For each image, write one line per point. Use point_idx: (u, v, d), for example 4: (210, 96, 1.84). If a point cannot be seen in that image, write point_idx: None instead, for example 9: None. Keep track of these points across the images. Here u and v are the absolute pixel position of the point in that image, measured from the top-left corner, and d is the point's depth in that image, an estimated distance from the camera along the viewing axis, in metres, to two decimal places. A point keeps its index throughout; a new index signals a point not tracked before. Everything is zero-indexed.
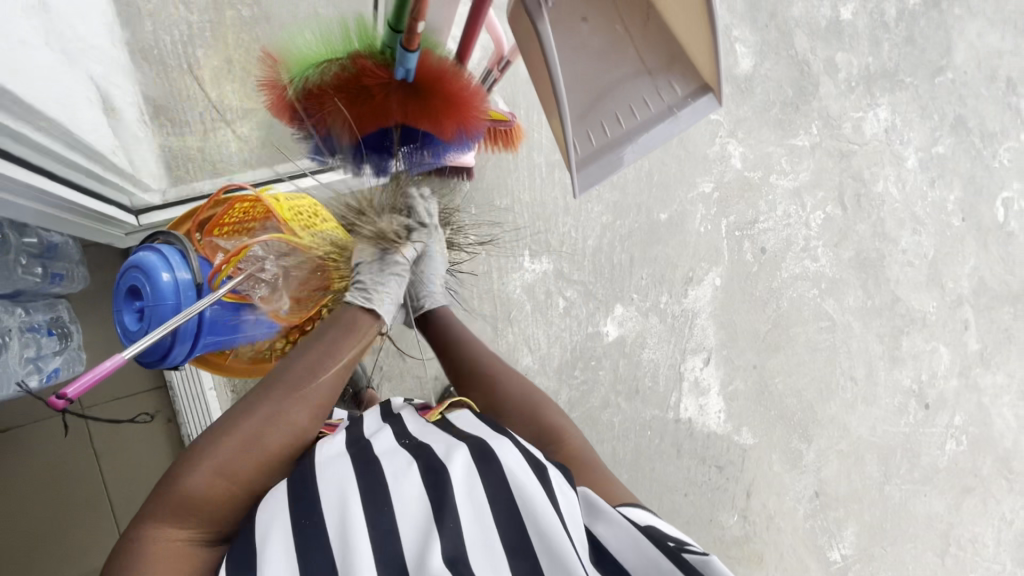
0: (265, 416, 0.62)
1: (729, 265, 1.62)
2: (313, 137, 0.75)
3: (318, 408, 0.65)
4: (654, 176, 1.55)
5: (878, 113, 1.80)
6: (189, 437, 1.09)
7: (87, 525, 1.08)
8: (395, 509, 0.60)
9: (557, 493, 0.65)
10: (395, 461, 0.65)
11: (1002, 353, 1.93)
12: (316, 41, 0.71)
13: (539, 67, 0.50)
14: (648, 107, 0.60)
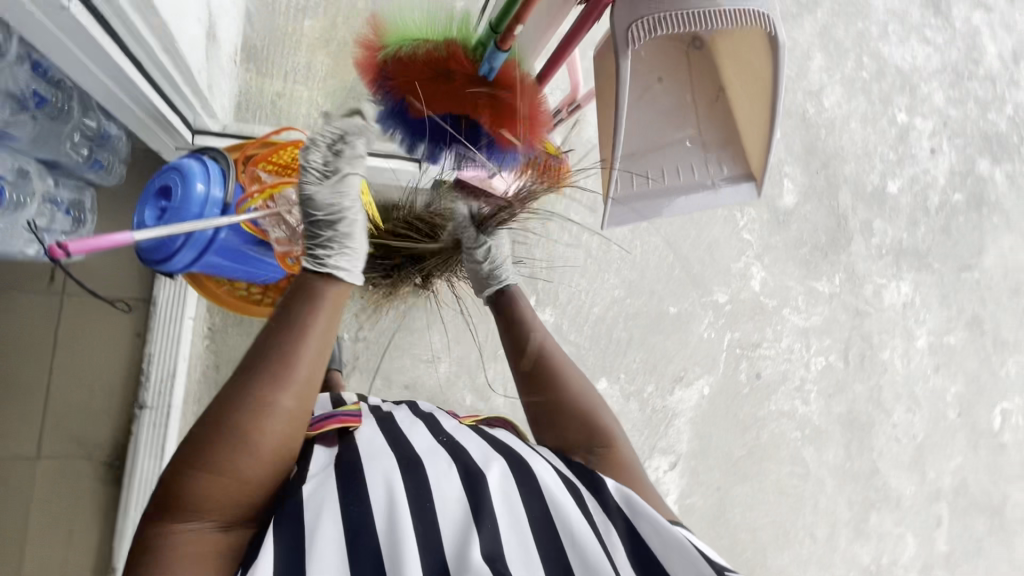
0: (249, 408, 0.58)
1: (722, 379, 1.62)
2: (383, 105, 0.78)
3: (301, 392, 0.62)
4: (675, 270, 1.58)
5: (901, 286, 1.84)
6: (147, 359, 1.07)
7: (15, 412, 1.03)
8: (438, 506, 0.67)
9: (590, 506, 0.71)
10: (432, 464, 0.72)
11: (968, 564, 1.85)
12: (421, 20, 0.77)
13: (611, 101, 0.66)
14: (693, 174, 0.73)
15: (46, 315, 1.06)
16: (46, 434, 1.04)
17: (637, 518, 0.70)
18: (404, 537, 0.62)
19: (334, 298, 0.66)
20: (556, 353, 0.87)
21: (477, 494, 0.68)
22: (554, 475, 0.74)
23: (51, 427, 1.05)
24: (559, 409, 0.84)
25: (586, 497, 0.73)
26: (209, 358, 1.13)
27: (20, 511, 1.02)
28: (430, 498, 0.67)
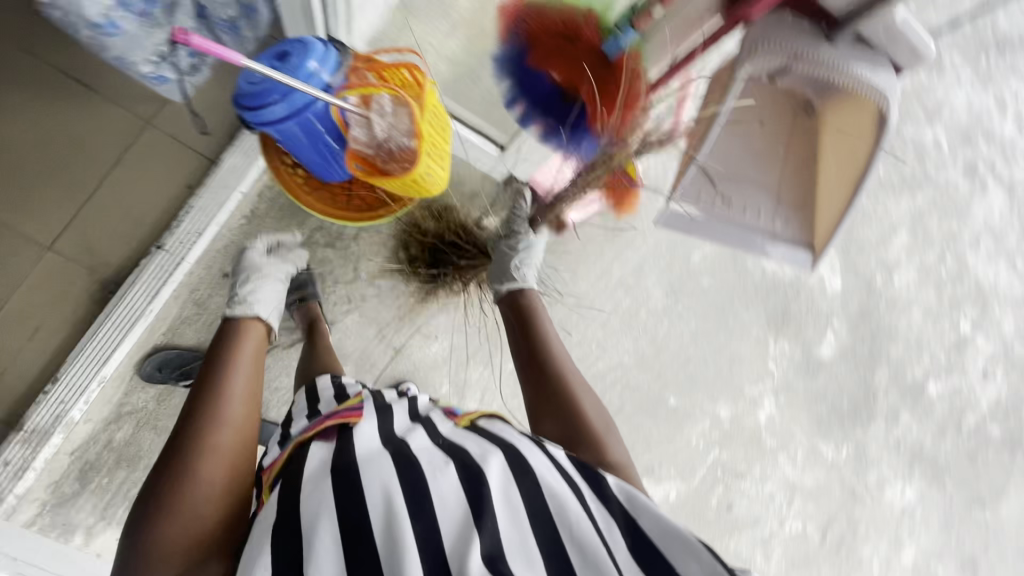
0: (201, 450, 0.67)
1: (692, 491, 1.56)
2: (504, 45, 0.79)
3: (241, 431, 0.72)
4: (689, 366, 1.54)
5: (906, 489, 1.73)
6: (188, 210, 1.11)
7: (54, 199, 1.07)
8: (437, 507, 0.60)
9: (591, 501, 0.65)
10: (427, 458, 0.66)
11: None
12: None
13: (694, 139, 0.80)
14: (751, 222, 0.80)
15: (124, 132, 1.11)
16: (67, 231, 1.07)
17: (641, 513, 0.64)
18: (403, 538, 0.56)
19: (253, 343, 0.84)
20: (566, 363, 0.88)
21: (478, 489, 0.62)
22: (552, 466, 0.68)
23: (75, 227, 1.08)
24: (558, 401, 0.84)
25: (589, 494, 0.67)
26: (239, 236, 1.15)
27: (9, 288, 1.03)
28: (428, 497, 0.61)
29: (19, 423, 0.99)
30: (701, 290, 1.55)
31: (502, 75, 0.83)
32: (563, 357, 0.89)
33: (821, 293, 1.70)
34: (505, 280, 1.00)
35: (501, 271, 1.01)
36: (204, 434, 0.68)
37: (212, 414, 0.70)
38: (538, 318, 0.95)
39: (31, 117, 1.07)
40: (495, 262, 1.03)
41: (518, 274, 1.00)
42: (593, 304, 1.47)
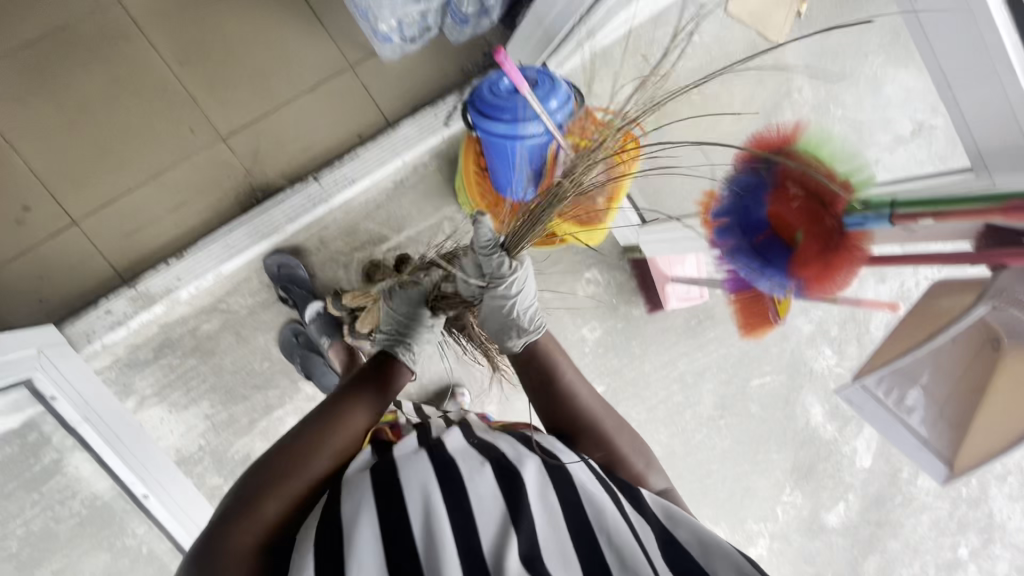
0: (320, 445, 0.68)
1: None
2: (744, 176, 0.74)
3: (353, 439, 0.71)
4: (707, 478, 1.56)
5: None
6: (352, 155, 1.17)
7: (244, 99, 1.13)
8: (473, 500, 0.61)
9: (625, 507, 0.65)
10: (460, 449, 0.67)
11: None
12: (844, 149, 0.67)
13: (915, 332, 0.61)
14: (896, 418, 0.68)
15: (329, 66, 1.18)
16: (244, 132, 1.13)
17: (680, 524, 0.63)
18: (441, 534, 0.57)
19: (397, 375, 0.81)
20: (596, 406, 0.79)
21: (514, 488, 0.63)
22: (591, 472, 0.68)
23: (251, 131, 1.13)
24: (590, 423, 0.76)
25: (627, 502, 0.66)
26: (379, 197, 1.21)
27: (174, 159, 1.09)
28: (464, 489, 0.62)
29: (134, 281, 1.05)
30: (746, 415, 1.58)
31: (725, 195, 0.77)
32: (592, 397, 0.79)
33: (848, 466, 1.69)
34: (509, 337, 0.80)
35: (503, 328, 0.80)
36: (310, 453, 0.67)
37: (327, 438, 0.69)
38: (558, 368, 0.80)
39: (258, 17, 1.12)
40: (492, 320, 0.80)
41: (526, 325, 0.80)
42: (649, 385, 1.49)
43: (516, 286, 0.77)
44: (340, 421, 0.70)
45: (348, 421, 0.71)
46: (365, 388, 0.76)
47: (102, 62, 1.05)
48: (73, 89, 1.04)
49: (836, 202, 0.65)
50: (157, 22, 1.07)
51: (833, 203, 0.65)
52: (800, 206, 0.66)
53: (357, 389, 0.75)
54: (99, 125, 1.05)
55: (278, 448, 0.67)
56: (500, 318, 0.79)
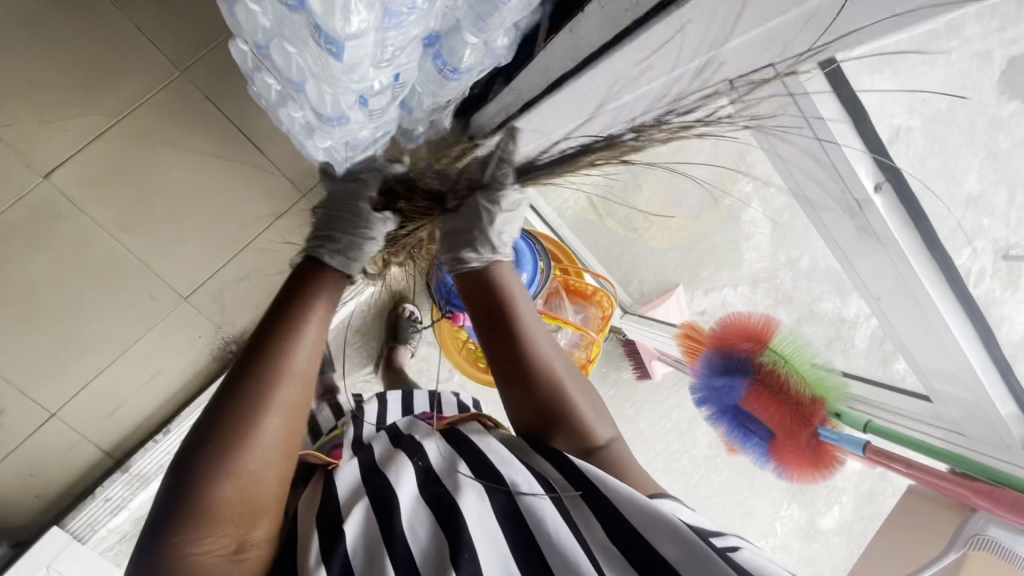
0: (274, 410, 0.58)
1: None
2: (710, 367, 0.74)
3: (303, 383, 0.61)
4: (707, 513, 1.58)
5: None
6: None
7: (199, 254, 1.09)
8: (406, 534, 0.59)
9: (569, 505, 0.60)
10: (400, 482, 0.65)
11: None
12: (817, 362, 0.67)
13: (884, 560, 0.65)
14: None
15: (289, 202, 1.13)
16: (206, 287, 1.10)
17: (618, 494, 0.57)
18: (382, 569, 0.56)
19: (328, 286, 0.68)
20: (547, 352, 0.70)
21: (449, 514, 0.60)
22: (530, 474, 0.63)
23: (214, 284, 1.11)
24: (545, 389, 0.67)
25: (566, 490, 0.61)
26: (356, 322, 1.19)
27: (141, 329, 1.06)
28: (400, 533, 0.59)
29: (123, 462, 1.06)
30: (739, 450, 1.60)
31: (701, 372, 0.77)
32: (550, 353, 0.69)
33: None
34: (467, 249, 0.71)
35: (467, 235, 0.72)
36: (252, 424, 0.56)
37: (265, 407, 0.57)
38: (512, 311, 0.70)
39: (197, 163, 1.05)
40: (463, 219, 0.73)
41: (494, 242, 0.71)
42: (642, 443, 1.53)
43: (504, 202, 0.72)
44: (275, 382, 0.58)
45: (288, 370, 0.60)
46: (299, 328, 0.62)
47: (42, 248, 0.99)
48: (19, 284, 0.98)
49: (815, 413, 0.66)
50: (95, 195, 1.01)
51: (812, 416, 0.66)
52: (782, 416, 0.66)
53: (286, 331, 0.61)
54: (57, 313, 1.01)
55: (205, 432, 0.56)
56: (466, 225, 0.72)
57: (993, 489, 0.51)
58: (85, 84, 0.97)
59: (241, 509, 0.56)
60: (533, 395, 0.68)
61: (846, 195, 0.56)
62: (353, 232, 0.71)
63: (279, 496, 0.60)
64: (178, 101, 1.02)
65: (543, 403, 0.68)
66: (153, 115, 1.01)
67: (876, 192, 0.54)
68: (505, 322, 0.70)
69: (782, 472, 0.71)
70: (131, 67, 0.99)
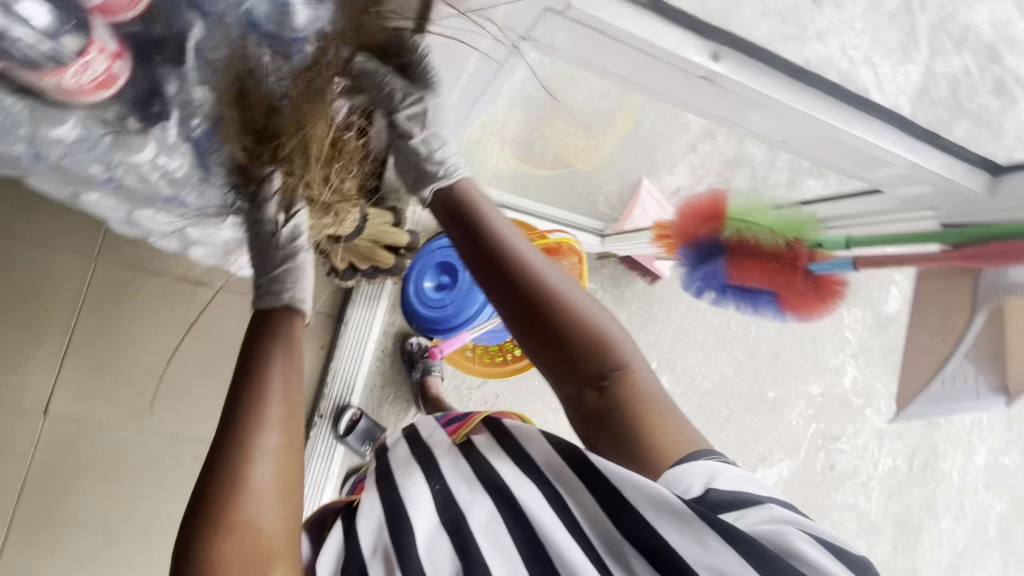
0: (258, 453, 0.50)
1: (800, 466, 1.67)
2: (689, 256, 0.73)
3: (291, 419, 0.53)
4: (780, 358, 1.64)
5: None
6: (335, 370, 1.15)
7: (210, 401, 1.10)
8: (423, 561, 0.55)
9: (573, 502, 0.55)
10: (417, 505, 0.59)
11: None
12: (775, 211, 0.66)
13: (919, 351, 0.64)
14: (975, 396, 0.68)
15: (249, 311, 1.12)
16: None
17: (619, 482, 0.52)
18: None
19: (286, 331, 0.57)
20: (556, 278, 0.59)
21: (465, 542, 0.55)
22: (531, 481, 0.58)
23: None
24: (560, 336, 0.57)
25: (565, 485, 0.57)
26: (379, 379, 1.22)
27: None
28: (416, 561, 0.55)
29: None
30: None
31: (691, 261, 0.73)
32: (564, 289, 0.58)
33: None
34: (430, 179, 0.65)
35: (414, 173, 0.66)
36: (238, 474, 0.49)
37: (248, 446, 0.49)
38: (500, 239, 0.59)
39: (159, 327, 1.07)
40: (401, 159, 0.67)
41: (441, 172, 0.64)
42: (689, 331, 1.55)
43: (416, 124, 0.65)
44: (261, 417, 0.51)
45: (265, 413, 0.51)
46: (263, 357, 0.54)
47: (81, 471, 1.03)
48: (85, 511, 1.04)
49: (798, 256, 0.64)
50: (97, 405, 1.04)
51: (798, 258, 0.64)
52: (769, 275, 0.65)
53: (244, 373, 0.53)
54: (126, 517, 1.06)
55: (196, 486, 0.50)
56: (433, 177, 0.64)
57: (971, 251, 0.52)
58: (28, 319, 1.01)
59: (250, 558, 0.48)
60: (554, 342, 0.57)
61: (688, 74, 0.57)
62: (280, 262, 0.60)
63: (292, 531, 0.51)
64: (112, 284, 1.04)
65: (565, 349, 0.57)
66: (99, 310, 1.04)
67: (718, 60, 0.55)
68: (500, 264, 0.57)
69: (799, 316, 0.69)
70: (53, 282, 1.01)
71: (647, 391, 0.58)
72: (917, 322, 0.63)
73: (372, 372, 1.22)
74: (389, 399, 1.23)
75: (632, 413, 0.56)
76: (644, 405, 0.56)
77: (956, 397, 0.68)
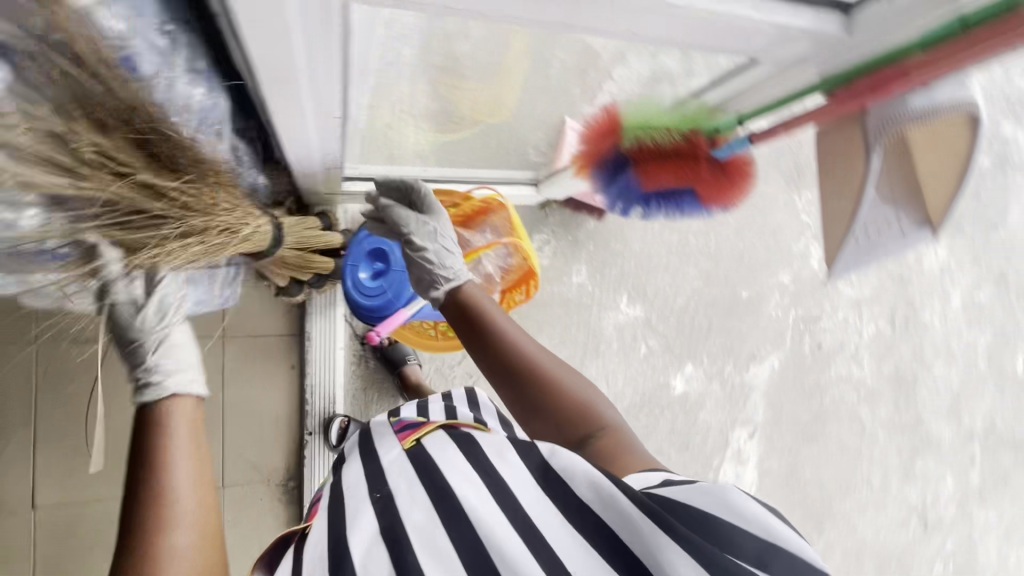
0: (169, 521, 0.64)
1: (788, 353, 1.73)
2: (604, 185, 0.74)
3: (197, 488, 0.68)
4: (744, 258, 1.68)
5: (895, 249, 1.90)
6: (311, 386, 1.16)
7: None
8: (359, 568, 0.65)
9: (518, 492, 0.69)
10: (357, 524, 0.70)
11: (998, 493, 2.07)
12: (668, 107, 0.66)
13: (835, 205, 0.62)
14: (900, 239, 0.70)
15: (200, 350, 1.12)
16: (228, 464, 1.13)
17: (574, 484, 0.66)
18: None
19: (178, 414, 0.73)
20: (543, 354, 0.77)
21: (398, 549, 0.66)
22: (469, 482, 0.72)
23: (232, 458, 1.13)
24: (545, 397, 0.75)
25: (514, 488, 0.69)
26: (358, 384, 1.23)
27: None
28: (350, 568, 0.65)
29: None
30: None
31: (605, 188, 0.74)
32: (546, 359, 0.76)
33: None
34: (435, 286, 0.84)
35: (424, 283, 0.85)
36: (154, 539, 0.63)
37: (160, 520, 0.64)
38: (493, 326, 0.76)
39: (120, 391, 1.06)
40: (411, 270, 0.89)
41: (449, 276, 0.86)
42: (651, 255, 1.56)
43: (432, 251, 0.88)
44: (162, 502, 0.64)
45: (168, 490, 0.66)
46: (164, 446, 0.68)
47: (84, 551, 1.03)
48: None
49: (699, 145, 0.64)
50: (79, 482, 1.03)
51: (699, 147, 0.64)
52: (674, 172, 0.65)
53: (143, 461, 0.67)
54: None
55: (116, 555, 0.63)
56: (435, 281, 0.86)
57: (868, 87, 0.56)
58: None
59: None
60: (542, 402, 0.75)
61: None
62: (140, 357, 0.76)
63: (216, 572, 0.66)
64: (58, 362, 1.02)
65: (550, 408, 0.75)
66: (54, 391, 1.02)
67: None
68: (492, 345, 0.75)
69: (722, 203, 0.69)
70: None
71: (619, 436, 0.76)
72: (824, 178, 0.63)
73: (349, 376, 1.22)
74: (372, 398, 1.24)
75: (604, 457, 0.74)
76: (615, 449, 0.74)
77: (882, 246, 0.70)
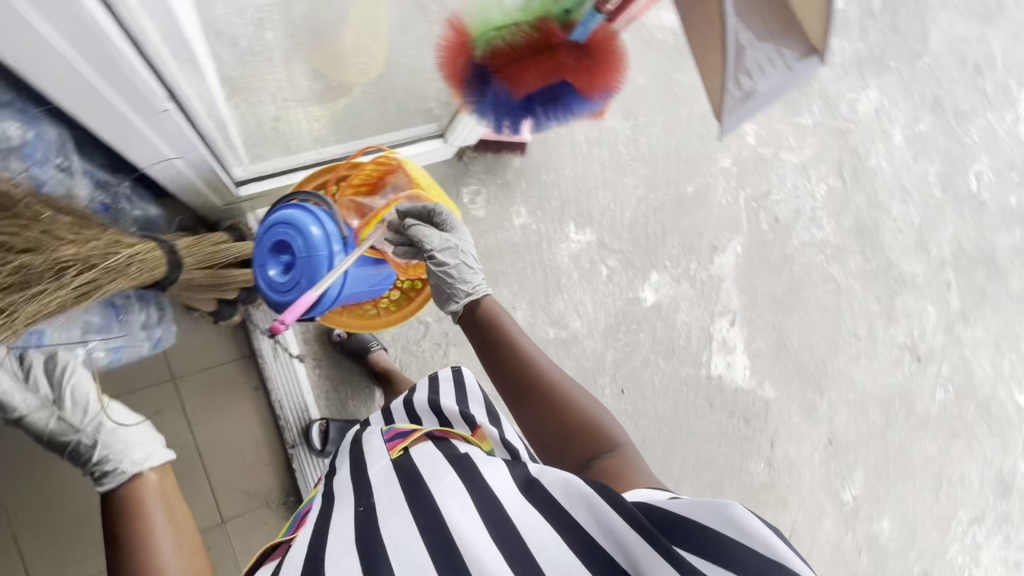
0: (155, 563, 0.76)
1: (748, 234, 1.73)
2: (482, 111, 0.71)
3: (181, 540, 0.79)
4: (681, 153, 1.65)
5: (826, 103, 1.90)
6: (280, 402, 1.13)
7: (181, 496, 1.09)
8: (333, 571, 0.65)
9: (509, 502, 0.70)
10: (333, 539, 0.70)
11: (979, 310, 2.13)
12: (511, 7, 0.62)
13: (708, 50, 0.60)
14: (781, 67, 0.67)
15: (153, 400, 1.08)
16: (221, 500, 1.11)
17: (569, 503, 0.67)
18: None
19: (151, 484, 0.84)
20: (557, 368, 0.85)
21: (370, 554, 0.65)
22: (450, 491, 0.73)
23: (223, 493, 1.11)
24: (559, 400, 0.81)
25: (491, 489, 0.72)
26: (327, 385, 1.21)
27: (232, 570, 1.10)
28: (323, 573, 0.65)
29: None
30: (642, 91, 1.60)
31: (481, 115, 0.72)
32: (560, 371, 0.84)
33: None
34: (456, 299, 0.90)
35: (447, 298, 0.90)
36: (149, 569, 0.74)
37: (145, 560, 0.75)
38: (508, 335, 0.87)
39: None
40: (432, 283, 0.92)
41: (472, 290, 0.90)
42: (587, 176, 1.52)
43: (453, 266, 0.89)
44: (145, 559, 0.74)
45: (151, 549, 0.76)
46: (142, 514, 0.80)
47: None
48: None
49: (552, 34, 0.60)
50: None
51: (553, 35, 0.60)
52: (537, 73, 0.62)
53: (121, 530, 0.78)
54: None
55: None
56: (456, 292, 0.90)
57: None
58: None
59: None
60: (554, 407, 0.81)
61: None
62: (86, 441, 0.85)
63: None
64: None
65: (562, 413, 0.80)
66: None
67: None
68: (508, 351, 0.85)
69: (607, 89, 0.66)
70: None
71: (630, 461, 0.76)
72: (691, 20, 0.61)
73: (316, 381, 1.20)
74: (347, 395, 1.22)
75: (611, 475, 0.73)
76: (623, 470, 0.73)
77: (770, 82, 0.66)
